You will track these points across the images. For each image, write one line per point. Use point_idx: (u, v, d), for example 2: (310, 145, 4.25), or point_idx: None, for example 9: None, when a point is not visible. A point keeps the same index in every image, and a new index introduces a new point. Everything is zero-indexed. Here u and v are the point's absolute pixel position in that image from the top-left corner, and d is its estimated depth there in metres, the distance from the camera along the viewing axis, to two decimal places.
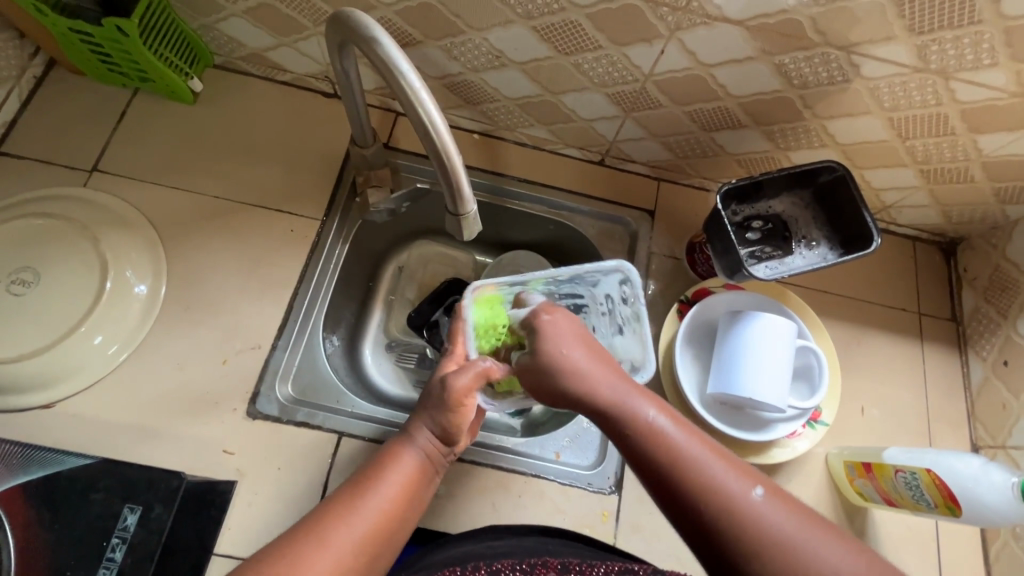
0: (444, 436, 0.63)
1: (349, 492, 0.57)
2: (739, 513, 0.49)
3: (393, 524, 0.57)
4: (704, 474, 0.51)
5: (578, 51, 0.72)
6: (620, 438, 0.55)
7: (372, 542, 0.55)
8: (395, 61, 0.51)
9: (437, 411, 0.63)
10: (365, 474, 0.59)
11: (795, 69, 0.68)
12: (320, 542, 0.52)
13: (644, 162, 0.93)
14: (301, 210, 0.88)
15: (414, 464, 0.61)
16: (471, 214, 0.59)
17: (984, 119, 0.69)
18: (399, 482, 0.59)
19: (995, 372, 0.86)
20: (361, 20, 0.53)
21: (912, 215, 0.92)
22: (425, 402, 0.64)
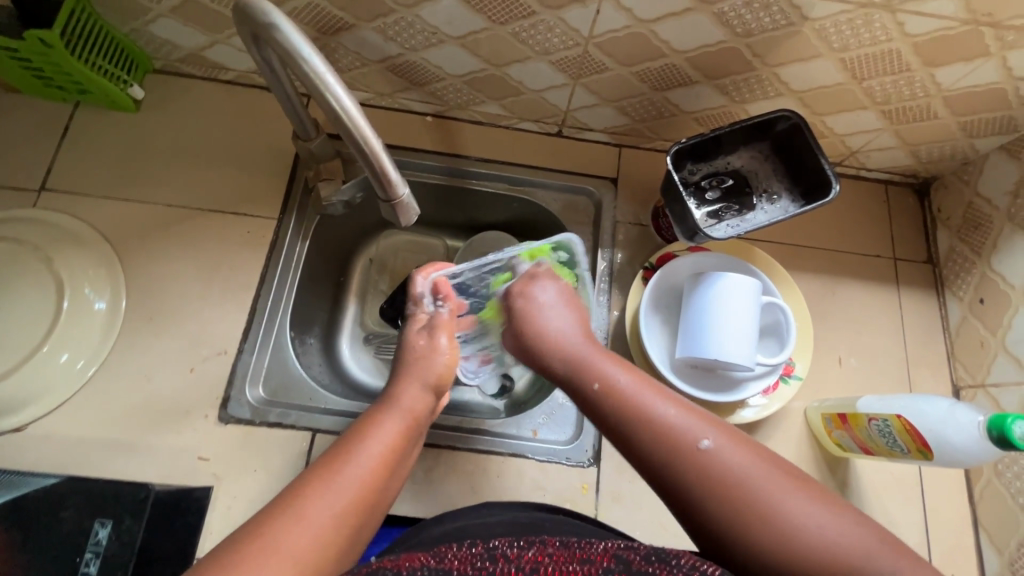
0: (426, 394, 0.64)
1: (331, 460, 0.53)
2: (689, 461, 0.51)
3: (372, 493, 0.53)
4: (657, 426, 0.54)
5: (512, 19, 0.70)
6: (586, 397, 0.60)
7: (357, 504, 0.51)
8: (298, 50, 0.50)
9: (422, 369, 0.65)
10: (347, 439, 0.56)
11: (736, 16, 0.65)
12: (296, 513, 0.48)
13: (602, 129, 0.90)
14: (257, 211, 0.87)
15: (397, 426, 0.59)
16: (404, 198, 0.60)
17: (937, 52, 0.66)
18: (379, 451, 0.55)
19: (972, 311, 0.84)
20: (260, 4, 0.51)
21: (880, 158, 0.89)
22: (408, 359, 0.67)
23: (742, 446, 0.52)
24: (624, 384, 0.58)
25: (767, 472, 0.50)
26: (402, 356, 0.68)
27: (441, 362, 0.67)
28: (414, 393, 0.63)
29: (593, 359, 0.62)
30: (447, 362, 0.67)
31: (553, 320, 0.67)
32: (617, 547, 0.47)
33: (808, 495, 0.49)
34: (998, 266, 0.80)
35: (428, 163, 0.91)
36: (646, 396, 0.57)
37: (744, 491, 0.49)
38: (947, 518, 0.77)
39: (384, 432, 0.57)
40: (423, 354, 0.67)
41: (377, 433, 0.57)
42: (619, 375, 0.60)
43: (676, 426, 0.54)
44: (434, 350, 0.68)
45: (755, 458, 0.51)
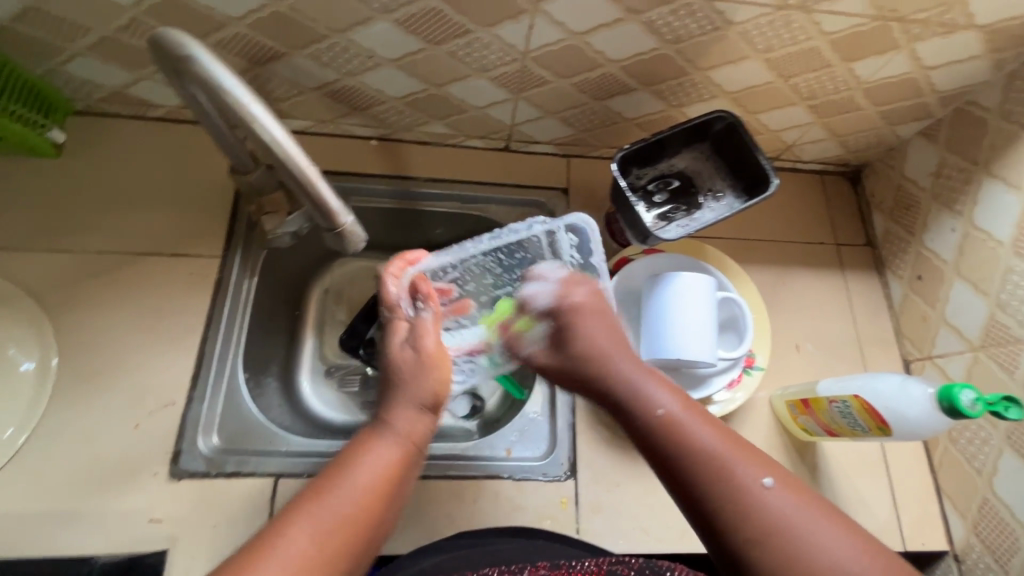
0: (425, 415, 0.60)
1: (318, 484, 0.51)
2: (744, 504, 0.49)
3: (364, 527, 0.50)
4: (712, 460, 0.52)
5: (447, 39, 0.69)
6: (633, 420, 0.58)
7: (342, 536, 0.48)
8: (219, 81, 0.48)
9: (414, 385, 0.61)
10: (344, 458, 0.54)
11: (664, 25, 0.66)
12: (278, 540, 0.46)
13: (549, 141, 0.91)
14: (198, 251, 0.83)
15: (396, 450, 0.56)
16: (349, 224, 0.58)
17: (853, 47, 0.70)
18: (373, 475, 0.53)
19: (912, 289, 0.88)
20: (177, 36, 0.49)
21: (814, 150, 0.94)
22: (400, 369, 0.63)
23: (799, 492, 0.50)
24: (677, 412, 0.56)
25: (825, 527, 0.47)
26: (390, 371, 0.63)
27: (434, 372, 0.62)
28: (410, 416, 0.59)
29: (640, 390, 0.59)
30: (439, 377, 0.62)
31: (601, 337, 0.65)
32: (607, 563, 0.49)
33: (861, 547, 0.47)
34: (930, 244, 0.85)
35: (378, 188, 0.91)
36: (695, 424, 0.55)
37: (798, 548, 0.46)
38: (911, 489, 0.80)
39: (378, 454, 0.55)
40: (414, 364, 0.63)
41: (374, 457, 0.54)
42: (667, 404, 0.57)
43: (733, 463, 0.51)
44: (424, 358, 0.63)
45: (810, 508, 0.49)
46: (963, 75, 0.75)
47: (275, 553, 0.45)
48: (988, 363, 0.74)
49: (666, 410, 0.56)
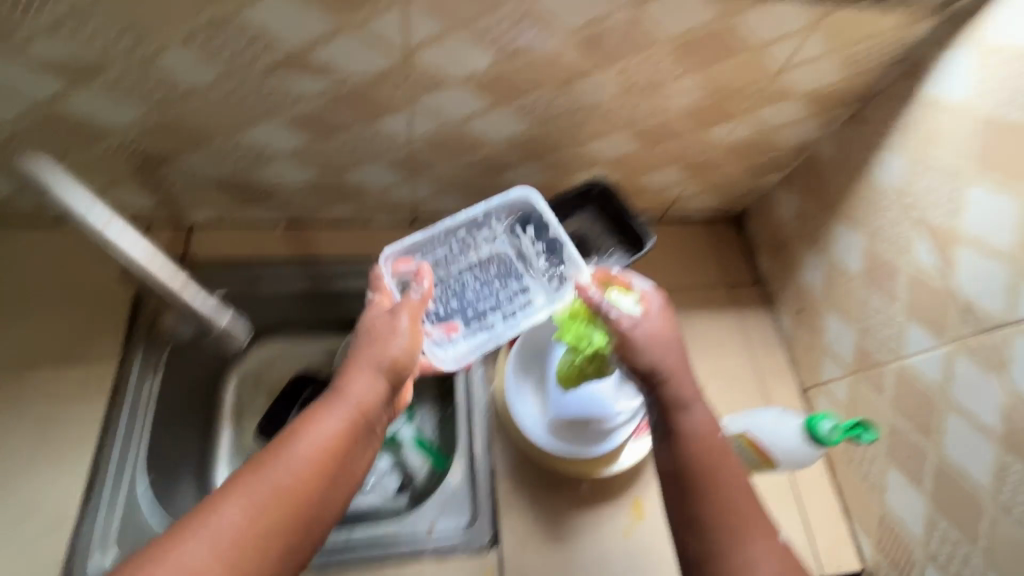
0: (380, 383, 0.62)
1: (263, 455, 0.56)
2: (729, 531, 0.57)
3: (299, 497, 0.54)
4: (720, 489, 0.59)
5: (333, 133, 0.73)
6: (672, 425, 0.63)
7: (275, 509, 0.52)
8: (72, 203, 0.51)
9: (374, 353, 0.62)
10: (292, 429, 0.58)
11: (531, 110, 0.73)
12: (209, 512, 0.51)
13: (453, 213, 0.96)
14: (95, 353, 0.80)
15: (342, 421, 0.59)
16: None
17: (701, 117, 0.79)
18: (312, 447, 0.56)
19: (797, 321, 0.95)
20: (32, 161, 0.50)
21: (697, 202, 1.03)
22: (363, 340, 0.64)
23: (778, 545, 0.57)
24: (721, 441, 0.62)
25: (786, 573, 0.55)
26: (357, 342, 0.64)
27: (398, 343, 0.63)
28: (362, 384, 0.61)
29: (679, 394, 0.64)
30: (404, 349, 0.63)
31: (671, 355, 0.65)
32: None
33: None
34: (804, 279, 0.93)
35: (286, 271, 0.92)
36: (723, 457, 0.61)
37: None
38: (821, 514, 0.83)
39: (323, 425, 0.58)
40: (384, 334, 0.64)
41: (318, 428, 0.58)
42: (700, 415, 0.63)
43: (737, 499, 0.59)
44: (392, 335, 0.64)
45: (782, 555, 0.57)
46: (803, 134, 0.86)
47: (209, 527, 0.50)
48: (864, 386, 0.81)
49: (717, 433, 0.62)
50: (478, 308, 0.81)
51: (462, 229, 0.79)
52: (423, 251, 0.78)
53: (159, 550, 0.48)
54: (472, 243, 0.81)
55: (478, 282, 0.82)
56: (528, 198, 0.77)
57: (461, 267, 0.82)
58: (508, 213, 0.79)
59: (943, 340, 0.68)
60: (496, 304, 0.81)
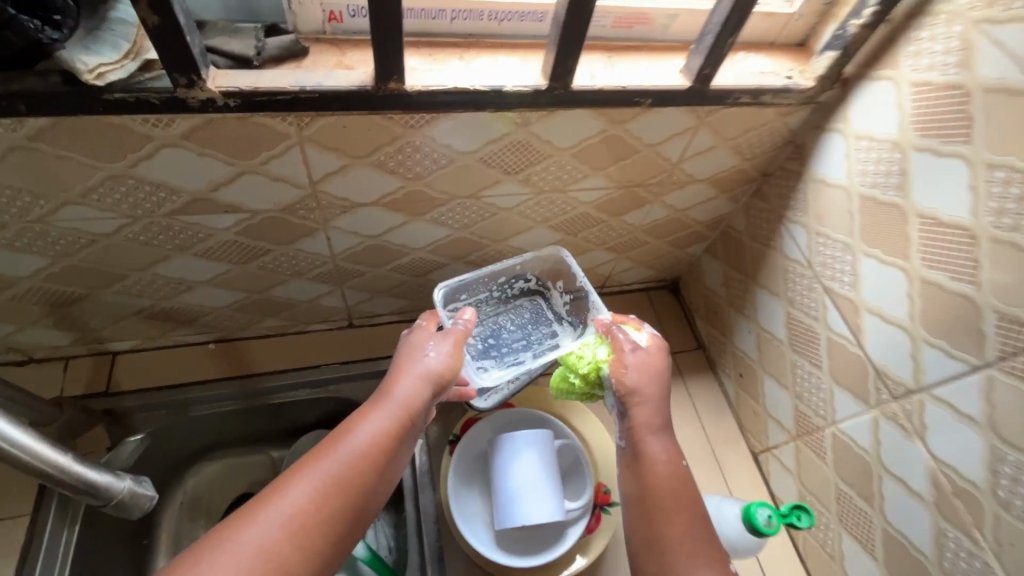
0: (430, 393, 0.60)
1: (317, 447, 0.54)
2: (686, 562, 0.56)
3: (353, 495, 0.51)
4: (680, 519, 0.58)
5: (251, 258, 0.73)
6: (641, 449, 0.62)
7: (333, 498, 0.50)
8: None
9: (423, 363, 0.62)
10: (350, 423, 0.56)
11: (448, 219, 0.75)
12: (271, 499, 0.49)
13: (390, 313, 0.96)
14: (4, 510, 0.74)
15: (395, 423, 0.57)
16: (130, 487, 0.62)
17: (615, 206, 0.82)
18: (368, 445, 0.54)
19: (740, 385, 0.97)
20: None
21: (630, 276, 1.06)
22: (414, 351, 0.63)
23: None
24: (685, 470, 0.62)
25: None
26: (407, 352, 0.63)
27: (447, 360, 0.62)
28: (414, 389, 0.59)
29: (651, 419, 0.64)
30: (447, 362, 0.62)
31: (656, 381, 0.65)
32: None
33: None
34: (739, 344, 0.95)
35: (219, 392, 0.89)
36: (687, 488, 0.61)
37: None
38: None
39: (375, 420, 0.56)
40: (431, 347, 0.63)
41: (372, 424, 0.56)
42: (666, 444, 0.63)
43: (695, 530, 0.58)
44: (437, 346, 0.64)
45: None
46: (714, 209, 0.90)
47: (277, 509, 0.48)
48: (807, 450, 0.81)
49: (682, 463, 0.62)
50: (509, 349, 0.82)
51: (501, 279, 0.82)
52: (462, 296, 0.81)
53: (223, 535, 0.46)
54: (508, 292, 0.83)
55: (506, 329, 0.83)
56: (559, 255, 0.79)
57: (495, 315, 0.84)
58: (540, 270, 0.83)
59: (867, 406, 0.70)
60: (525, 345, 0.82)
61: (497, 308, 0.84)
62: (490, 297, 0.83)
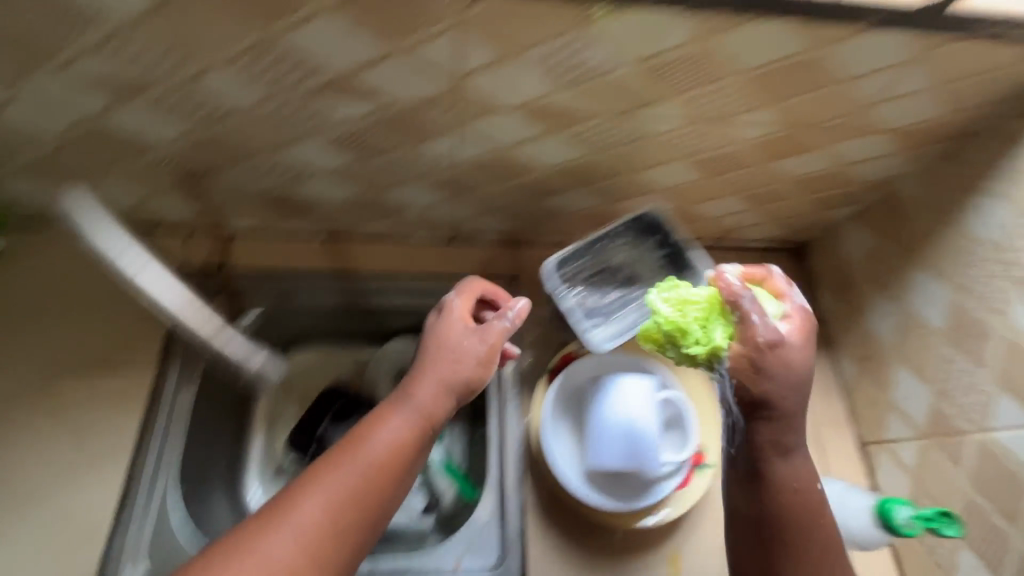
0: (446, 401, 0.66)
1: (350, 445, 0.61)
2: None
3: (370, 500, 0.57)
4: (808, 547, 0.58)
5: (377, 153, 0.70)
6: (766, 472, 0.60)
7: (376, 487, 0.58)
8: None
9: (445, 370, 0.67)
10: (354, 437, 0.62)
11: (587, 137, 0.68)
12: (297, 511, 0.54)
13: (494, 232, 0.93)
14: (133, 361, 0.81)
15: (409, 431, 0.63)
16: None
17: (772, 149, 0.72)
18: (384, 455, 0.60)
19: (862, 369, 0.87)
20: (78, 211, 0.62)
21: (756, 232, 0.96)
22: (432, 357, 0.68)
23: None
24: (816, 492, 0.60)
25: None
26: (430, 355, 0.68)
27: (468, 367, 0.68)
28: (431, 396, 0.65)
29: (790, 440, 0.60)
30: (474, 373, 0.68)
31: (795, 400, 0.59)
32: None
33: None
34: (872, 325, 0.85)
35: (323, 284, 0.90)
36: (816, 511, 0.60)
37: None
38: None
39: (391, 429, 0.62)
40: (456, 355, 0.68)
41: (382, 436, 0.62)
42: (798, 466, 0.60)
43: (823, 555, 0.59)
44: (469, 352, 0.68)
45: None
46: (885, 168, 0.77)
47: (293, 521, 0.54)
48: (937, 453, 0.73)
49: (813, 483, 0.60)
50: (613, 303, 0.78)
51: (598, 241, 0.77)
52: (561, 261, 0.77)
53: (251, 539, 0.52)
54: (604, 252, 0.78)
55: (606, 286, 0.78)
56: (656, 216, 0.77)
57: (593, 277, 0.79)
58: (635, 226, 0.78)
59: None
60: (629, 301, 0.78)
61: (595, 270, 0.79)
62: (587, 261, 0.79)
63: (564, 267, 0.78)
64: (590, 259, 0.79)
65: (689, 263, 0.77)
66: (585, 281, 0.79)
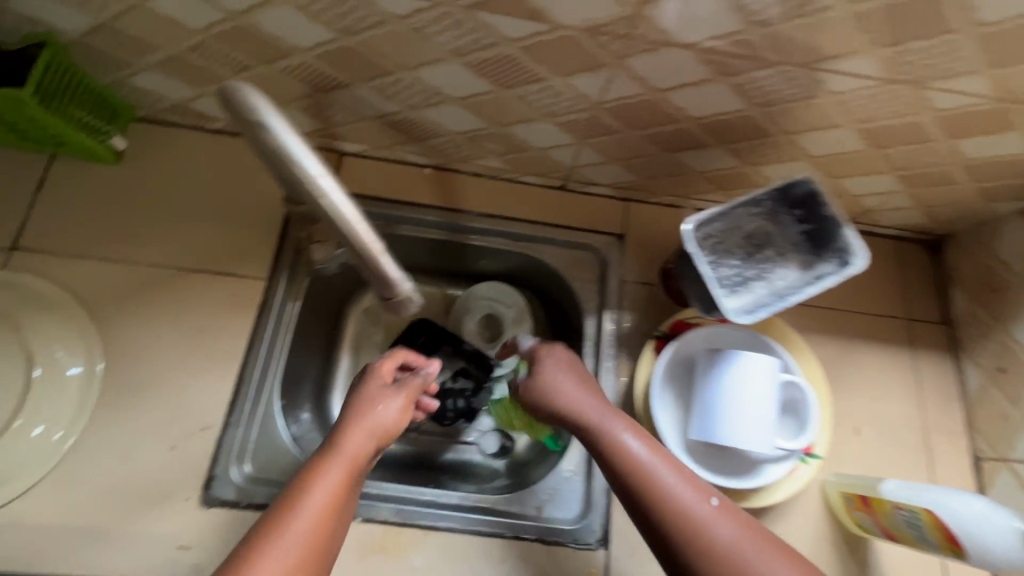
0: (371, 446, 0.60)
1: (275, 514, 0.52)
2: None
3: (319, 554, 0.51)
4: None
5: (518, 83, 0.65)
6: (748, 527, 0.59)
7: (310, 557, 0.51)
8: (290, 150, 0.44)
9: (370, 418, 0.61)
10: (286, 496, 0.54)
11: (756, 88, 0.61)
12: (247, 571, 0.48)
13: (608, 184, 0.88)
14: (246, 271, 0.82)
15: (341, 477, 0.56)
16: (408, 292, 0.57)
17: (963, 125, 0.63)
18: (324, 503, 0.54)
19: (992, 381, 0.80)
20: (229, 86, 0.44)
21: (894, 217, 0.87)
22: (357, 406, 0.63)
23: None
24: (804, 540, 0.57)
25: None
26: (352, 406, 0.63)
27: (392, 415, 0.63)
28: (361, 441, 0.59)
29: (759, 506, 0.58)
30: (394, 422, 0.63)
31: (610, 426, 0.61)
32: None
33: None
34: (1018, 335, 0.77)
35: (426, 219, 0.88)
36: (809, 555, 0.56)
37: None
38: None
39: (327, 481, 0.55)
40: (373, 403, 0.63)
41: (319, 483, 0.55)
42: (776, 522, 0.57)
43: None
44: (380, 407, 0.63)
45: None
46: None
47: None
48: None
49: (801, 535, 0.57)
50: (746, 273, 0.72)
51: (742, 205, 0.71)
52: (705, 219, 0.70)
53: None
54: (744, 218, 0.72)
55: (738, 256, 0.73)
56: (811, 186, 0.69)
57: (728, 242, 0.74)
58: (783, 195, 0.71)
59: None
60: (762, 274, 0.72)
61: (730, 235, 0.74)
62: (725, 224, 0.73)
63: (704, 225, 0.72)
64: (728, 223, 0.73)
65: (844, 244, 0.68)
66: (720, 244, 0.73)
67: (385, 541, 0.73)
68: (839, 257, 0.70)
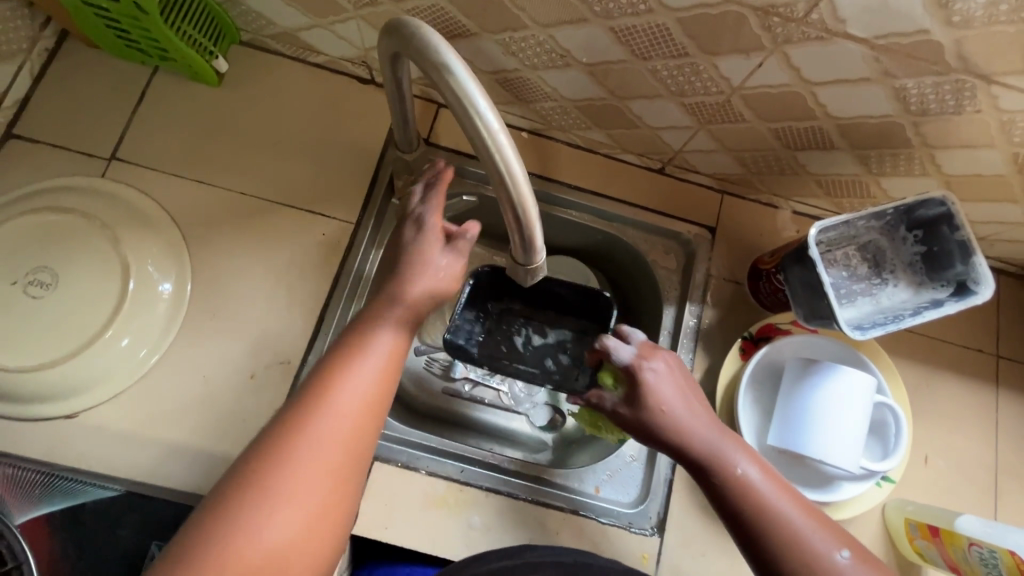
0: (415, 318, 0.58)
1: (321, 385, 0.50)
2: None
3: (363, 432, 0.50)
4: None
5: (657, 56, 0.62)
6: None
7: (362, 439, 0.50)
8: (471, 98, 0.42)
9: (418, 279, 0.59)
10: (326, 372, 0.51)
11: (917, 94, 0.57)
12: (301, 443, 0.47)
13: (708, 172, 0.84)
14: (334, 212, 0.81)
15: (385, 351, 0.54)
16: (541, 265, 0.53)
17: None
18: (369, 382, 0.52)
19: None
20: (427, 36, 0.45)
21: (1004, 249, 0.82)
22: (404, 263, 0.60)
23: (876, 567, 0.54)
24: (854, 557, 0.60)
25: None
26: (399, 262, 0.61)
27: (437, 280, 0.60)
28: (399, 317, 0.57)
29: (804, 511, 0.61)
30: (445, 276, 0.61)
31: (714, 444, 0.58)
32: None
33: None
34: None
35: None
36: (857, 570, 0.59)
37: None
38: None
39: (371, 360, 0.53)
40: (421, 265, 0.60)
41: (363, 361, 0.53)
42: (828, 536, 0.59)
43: None
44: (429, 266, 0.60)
45: None
46: None
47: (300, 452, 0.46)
48: None
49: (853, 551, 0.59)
50: (854, 285, 0.71)
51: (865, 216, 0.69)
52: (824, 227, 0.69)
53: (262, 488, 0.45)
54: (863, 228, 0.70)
55: (848, 265, 0.72)
56: (947, 204, 0.65)
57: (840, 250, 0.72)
58: (912, 210, 0.68)
59: None
60: (871, 288, 0.71)
61: (844, 241, 0.72)
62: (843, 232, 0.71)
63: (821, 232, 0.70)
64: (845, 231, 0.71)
65: (968, 272, 0.65)
66: (831, 251, 0.72)
67: (447, 497, 0.74)
68: (958, 285, 0.67)
